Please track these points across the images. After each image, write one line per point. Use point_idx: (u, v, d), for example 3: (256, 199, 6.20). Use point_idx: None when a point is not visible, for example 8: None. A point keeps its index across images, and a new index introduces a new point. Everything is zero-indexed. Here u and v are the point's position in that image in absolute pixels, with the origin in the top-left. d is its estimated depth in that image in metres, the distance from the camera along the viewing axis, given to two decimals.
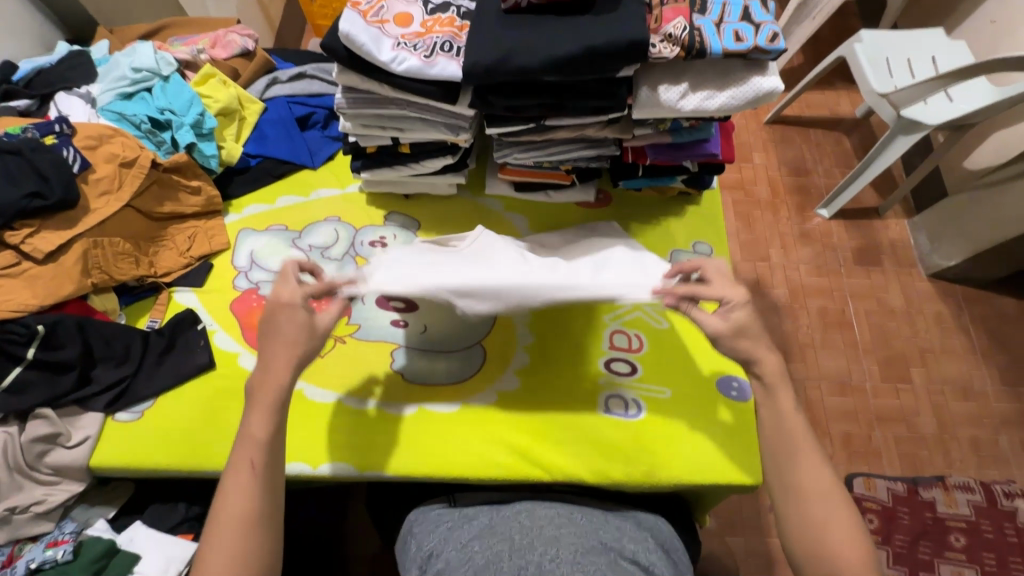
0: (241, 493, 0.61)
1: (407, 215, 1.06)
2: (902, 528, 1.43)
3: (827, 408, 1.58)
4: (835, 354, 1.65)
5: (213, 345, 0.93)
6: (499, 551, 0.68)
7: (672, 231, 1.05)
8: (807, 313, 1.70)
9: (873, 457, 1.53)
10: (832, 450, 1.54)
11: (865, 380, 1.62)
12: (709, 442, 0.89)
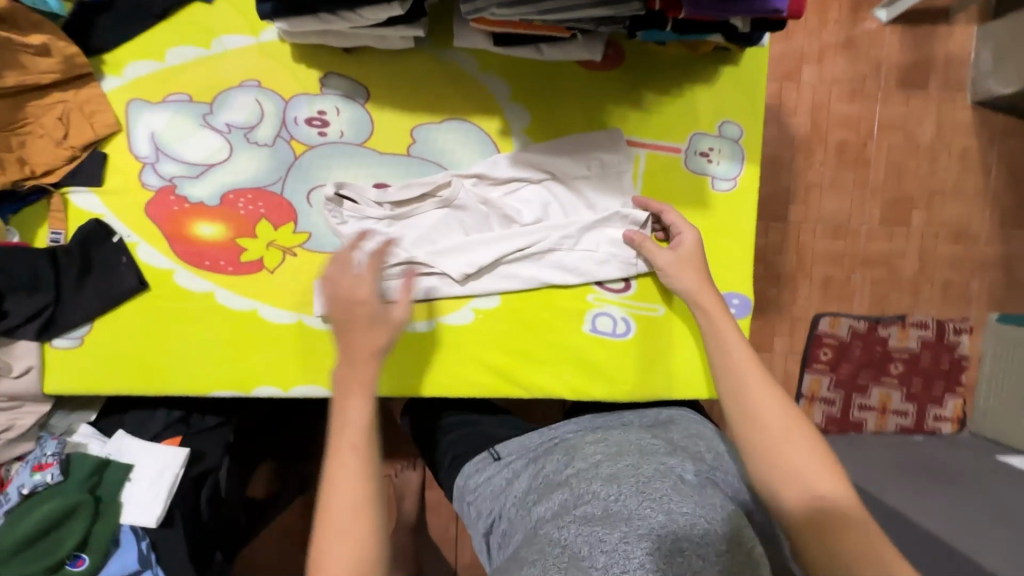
0: (350, 490, 0.58)
1: (350, 79, 0.79)
2: (850, 359, 1.48)
3: (815, 251, 1.49)
4: (841, 196, 1.49)
5: (139, 260, 0.79)
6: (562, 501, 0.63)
7: (697, 104, 0.82)
8: (824, 147, 1.47)
9: (845, 298, 1.51)
10: (807, 292, 1.51)
11: (863, 223, 1.49)
12: (693, 358, 0.86)
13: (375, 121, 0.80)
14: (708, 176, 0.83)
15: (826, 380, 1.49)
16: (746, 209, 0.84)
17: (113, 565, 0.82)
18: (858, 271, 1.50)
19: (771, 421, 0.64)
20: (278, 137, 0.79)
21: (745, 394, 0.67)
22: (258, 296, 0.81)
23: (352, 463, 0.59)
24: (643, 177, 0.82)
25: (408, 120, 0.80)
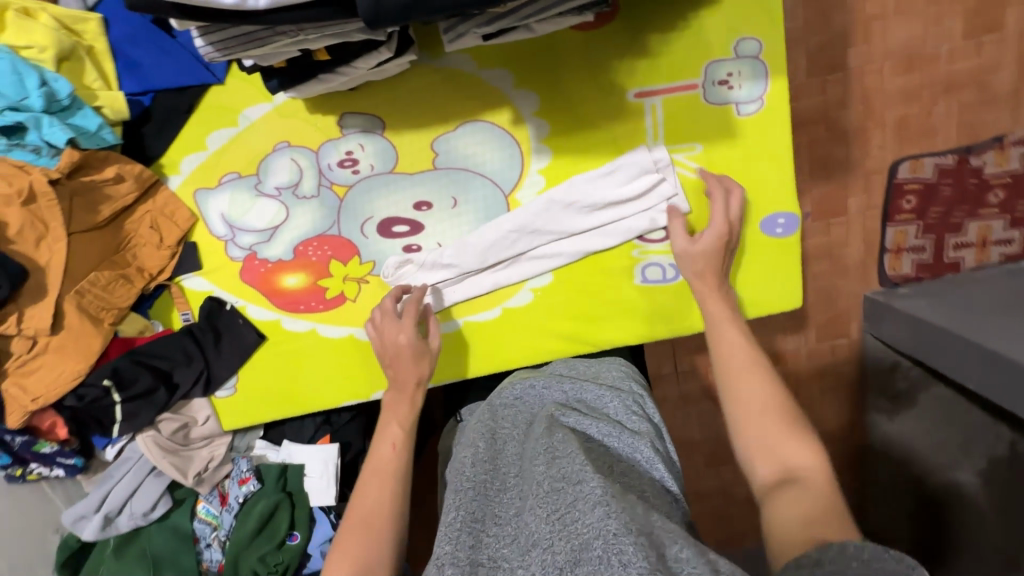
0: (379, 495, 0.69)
1: (364, 113, 0.84)
2: (939, 201, 1.32)
3: (886, 95, 1.27)
4: (912, 19, 1.23)
5: (252, 318, 0.95)
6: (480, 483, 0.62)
7: (707, 32, 0.78)
8: None
9: (927, 137, 1.30)
10: (880, 142, 1.30)
11: (944, 43, 1.24)
12: (749, 282, 0.88)
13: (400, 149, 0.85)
14: (731, 104, 0.80)
15: (913, 229, 1.34)
16: (779, 127, 0.81)
17: (317, 535, 1.08)
18: (940, 102, 1.27)
19: (735, 360, 0.68)
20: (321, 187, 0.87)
21: (730, 368, 0.67)
22: (350, 322, 0.95)
23: (385, 486, 0.70)
24: (662, 124, 0.82)
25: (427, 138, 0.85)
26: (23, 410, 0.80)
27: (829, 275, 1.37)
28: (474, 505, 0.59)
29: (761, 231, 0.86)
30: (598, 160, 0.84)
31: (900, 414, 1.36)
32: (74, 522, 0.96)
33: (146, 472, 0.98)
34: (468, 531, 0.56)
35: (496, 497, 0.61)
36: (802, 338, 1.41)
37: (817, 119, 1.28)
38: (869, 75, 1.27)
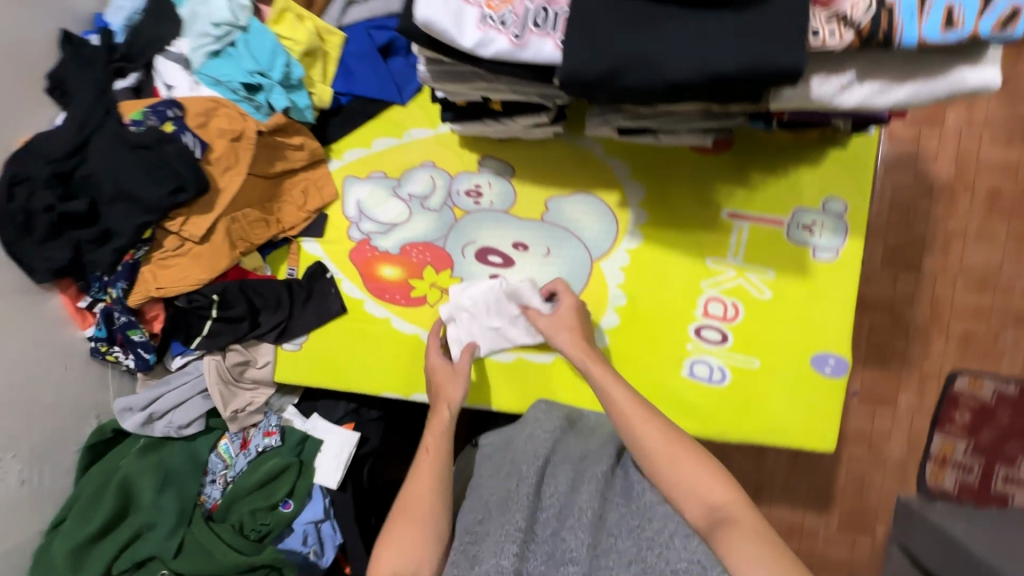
0: (419, 499, 0.78)
1: (501, 159, 1.01)
2: (995, 424, 1.30)
3: (954, 306, 1.39)
4: (989, 248, 1.38)
5: (342, 291, 1.08)
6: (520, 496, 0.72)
7: (803, 185, 0.92)
8: (972, 196, 1.39)
9: (990, 358, 1.39)
10: (942, 349, 1.39)
11: (1016, 279, 1.38)
12: (788, 409, 0.93)
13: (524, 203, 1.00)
14: (809, 247, 0.92)
15: (963, 447, 1.31)
16: (847, 281, 0.91)
17: (307, 511, 1.11)
18: (1008, 329, 1.39)
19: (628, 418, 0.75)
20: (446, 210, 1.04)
21: (646, 408, 0.76)
22: (421, 323, 1.06)
23: (423, 486, 0.79)
24: (745, 244, 0.93)
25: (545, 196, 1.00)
26: (145, 292, 0.94)
27: (863, 463, 1.39)
28: (514, 518, 0.68)
29: (810, 365, 0.92)
30: (678, 256, 0.96)
31: None
32: (120, 411, 1.04)
33: (196, 391, 1.07)
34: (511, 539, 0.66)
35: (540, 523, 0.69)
36: (824, 517, 1.38)
37: (885, 305, 1.39)
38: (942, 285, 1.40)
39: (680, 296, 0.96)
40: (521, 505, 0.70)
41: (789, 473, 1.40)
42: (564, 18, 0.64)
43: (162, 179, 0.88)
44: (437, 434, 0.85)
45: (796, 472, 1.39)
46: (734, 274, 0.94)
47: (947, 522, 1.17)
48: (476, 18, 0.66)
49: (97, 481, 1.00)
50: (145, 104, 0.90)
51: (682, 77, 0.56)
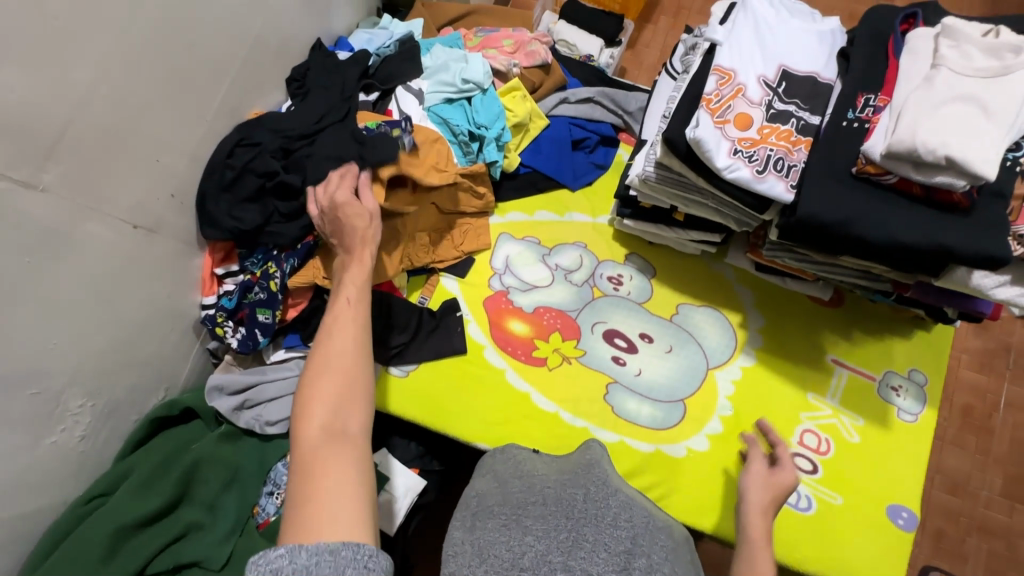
0: (343, 335, 0.75)
1: (644, 259, 1.16)
2: None
3: (931, 500, 1.59)
4: (962, 454, 1.63)
5: (467, 332, 1.11)
6: (557, 528, 0.67)
7: (893, 353, 1.10)
8: (949, 406, 1.68)
9: (959, 559, 1.55)
10: (919, 538, 1.57)
11: (983, 488, 1.60)
12: (863, 551, 0.99)
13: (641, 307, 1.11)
14: (895, 405, 1.07)
15: None
16: (923, 442, 1.04)
17: None
18: (974, 535, 1.56)
19: None
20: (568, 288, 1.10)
21: None
22: (535, 383, 1.08)
23: (349, 336, 0.75)
24: (842, 390, 1.07)
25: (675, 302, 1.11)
26: (311, 277, 0.96)
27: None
28: (583, 532, 0.66)
29: (885, 513, 1.01)
30: (781, 383, 1.08)
31: None
32: (210, 389, 0.98)
33: (293, 389, 1.01)
34: (575, 547, 0.65)
35: (579, 555, 0.64)
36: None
37: None
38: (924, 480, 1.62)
39: (780, 420, 1.07)
40: (589, 522, 0.68)
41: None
42: (797, 171, 0.80)
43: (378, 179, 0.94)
44: (364, 267, 0.84)
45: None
46: (830, 413, 1.07)
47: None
48: (728, 149, 0.81)
49: (163, 456, 0.91)
50: (382, 119, 1.00)
51: (910, 239, 0.74)
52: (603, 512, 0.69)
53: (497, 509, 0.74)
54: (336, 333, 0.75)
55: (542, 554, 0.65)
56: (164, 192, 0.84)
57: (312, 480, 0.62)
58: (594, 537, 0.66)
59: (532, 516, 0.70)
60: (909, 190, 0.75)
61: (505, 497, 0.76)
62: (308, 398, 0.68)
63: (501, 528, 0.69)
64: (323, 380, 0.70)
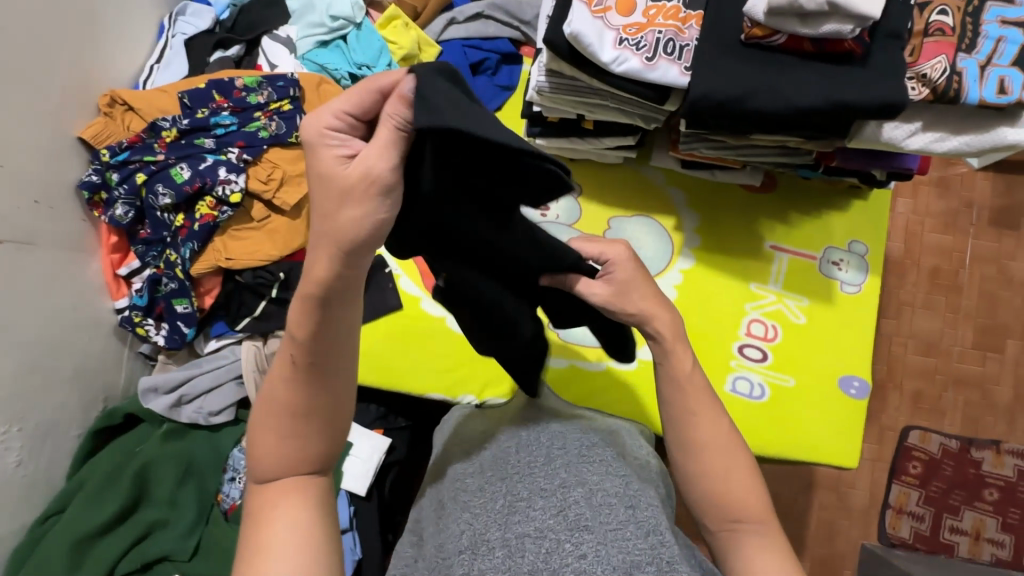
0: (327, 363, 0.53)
1: (568, 178, 1.10)
2: (940, 477, 1.57)
3: (907, 365, 1.62)
4: (934, 315, 1.64)
5: (399, 287, 1.09)
6: (494, 494, 0.68)
7: (831, 227, 1.07)
8: (917, 271, 1.66)
9: (937, 415, 1.61)
10: (898, 403, 1.62)
11: (954, 344, 1.63)
12: (818, 427, 1.01)
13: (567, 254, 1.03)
14: (837, 280, 1.05)
15: (915, 495, 1.57)
16: (869, 310, 1.05)
17: (332, 519, 1.04)
18: (950, 389, 1.61)
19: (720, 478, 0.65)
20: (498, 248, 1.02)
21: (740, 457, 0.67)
22: None
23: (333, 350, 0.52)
24: (784, 274, 1.06)
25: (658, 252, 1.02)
26: (213, 261, 0.90)
27: (834, 511, 1.56)
28: (517, 489, 0.67)
29: (837, 385, 1.02)
30: (723, 278, 1.07)
31: None
32: (144, 391, 0.96)
33: (231, 376, 1.00)
34: (512, 512, 0.64)
35: (518, 512, 0.64)
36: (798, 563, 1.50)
37: None
38: (897, 347, 1.64)
39: (725, 315, 1.05)
40: (523, 477, 0.69)
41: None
42: (689, 51, 0.74)
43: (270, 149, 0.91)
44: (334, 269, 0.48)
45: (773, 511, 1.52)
46: (774, 299, 1.05)
47: (913, 570, 1.37)
48: (613, 39, 0.74)
49: (110, 466, 0.90)
50: (259, 73, 0.92)
51: (808, 102, 0.69)
52: (537, 458, 0.72)
53: (447, 500, 0.72)
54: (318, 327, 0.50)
55: (479, 532, 0.64)
56: (26, 198, 0.78)
57: (262, 521, 0.53)
58: (530, 489, 0.67)
59: (469, 490, 0.70)
60: (800, 48, 0.69)
61: (451, 470, 0.78)
62: (271, 403, 0.54)
63: (446, 523, 0.68)
64: (271, 416, 0.54)
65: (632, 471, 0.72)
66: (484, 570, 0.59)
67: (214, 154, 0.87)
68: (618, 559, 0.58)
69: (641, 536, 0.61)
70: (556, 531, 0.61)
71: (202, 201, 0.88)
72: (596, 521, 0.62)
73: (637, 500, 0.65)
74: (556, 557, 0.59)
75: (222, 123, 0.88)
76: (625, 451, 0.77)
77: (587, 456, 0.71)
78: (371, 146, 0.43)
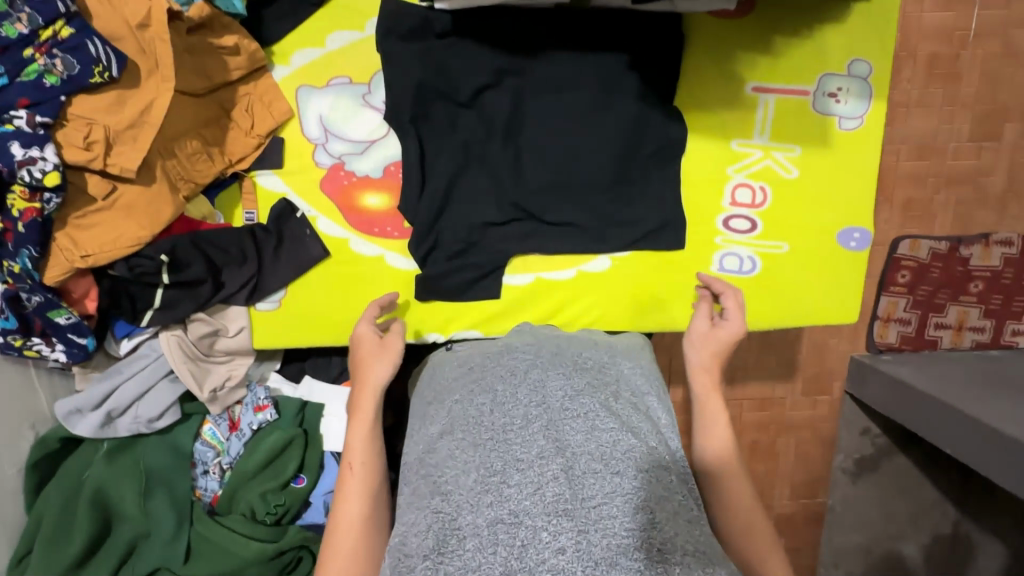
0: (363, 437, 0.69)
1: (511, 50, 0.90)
2: (928, 281, 1.46)
3: (898, 172, 1.43)
4: (930, 113, 1.41)
5: (319, 231, 0.89)
6: (462, 466, 0.53)
7: (828, 50, 0.86)
8: (913, 62, 1.38)
9: (926, 219, 1.46)
10: (887, 215, 1.46)
11: (951, 139, 1.42)
12: (818, 289, 0.91)
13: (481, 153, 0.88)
14: (835, 116, 0.87)
15: (903, 302, 1.48)
16: (872, 145, 0.88)
17: (325, 481, 0.96)
18: (943, 190, 1.44)
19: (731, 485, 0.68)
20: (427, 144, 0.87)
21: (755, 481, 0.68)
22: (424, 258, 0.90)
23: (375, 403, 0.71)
24: (771, 121, 0.87)
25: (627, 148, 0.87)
26: (68, 263, 0.72)
27: (823, 333, 1.49)
28: (486, 457, 0.53)
29: (837, 241, 0.90)
30: (702, 138, 0.88)
31: (863, 479, 1.52)
32: (67, 416, 0.85)
33: (161, 375, 0.89)
34: (484, 491, 0.50)
35: (490, 492, 0.50)
36: (790, 387, 1.51)
37: None
38: (888, 155, 1.44)
39: (705, 184, 0.89)
40: (495, 442, 0.54)
41: (758, 354, 1.49)
42: None
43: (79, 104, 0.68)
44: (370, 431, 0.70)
45: (766, 348, 1.48)
46: (760, 156, 0.88)
47: (904, 376, 1.36)
48: None
49: (62, 494, 0.83)
50: None
51: None
52: (513, 417, 0.56)
53: (410, 475, 0.60)
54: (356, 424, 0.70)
55: (448, 518, 0.50)
56: None
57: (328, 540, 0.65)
58: (503, 459, 0.52)
59: (439, 463, 0.55)
60: None
61: (418, 434, 0.64)
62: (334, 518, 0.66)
63: (411, 504, 0.55)
64: (332, 546, 0.64)
65: (624, 419, 0.57)
66: (451, 572, 0.47)
67: None
68: (601, 548, 0.47)
69: (628, 515, 0.49)
70: (534, 516, 0.48)
71: (11, 192, 0.66)
72: (578, 502, 0.49)
73: (627, 467, 0.52)
74: (531, 552, 0.47)
75: None
76: (618, 392, 0.62)
77: (568, 408, 0.56)
78: (381, 358, 0.74)
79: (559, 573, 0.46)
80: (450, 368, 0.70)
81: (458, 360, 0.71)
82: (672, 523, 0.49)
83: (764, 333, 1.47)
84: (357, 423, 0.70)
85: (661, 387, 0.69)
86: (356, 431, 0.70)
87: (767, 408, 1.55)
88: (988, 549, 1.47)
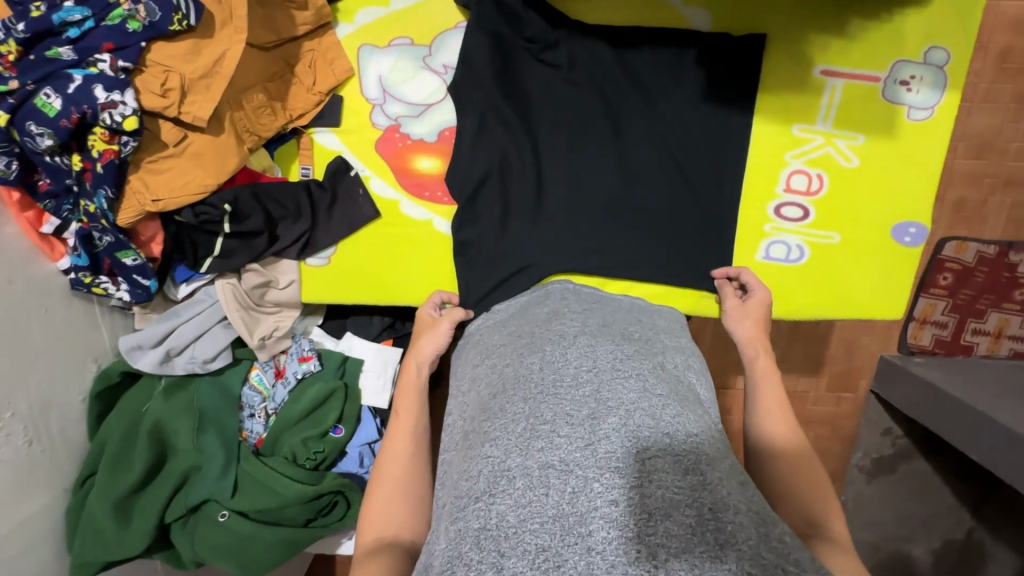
0: (409, 405, 0.73)
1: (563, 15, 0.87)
2: (971, 285, 1.42)
3: (953, 171, 1.38)
4: (994, 110, 1.34)
5: (372, 192, 0.90)
6: (513, 418, 0.55)
7: (904, 35, 0.83)
8: (984, 55, 1.31)
9: (978, 221, 1.41)
10: (935, 214, 1.41)
11: (1014, 139, 1.36)
12: (865, 284, 0.90)
13: (534, 122, 0.88)
14: (904, 105, 0.85)
15: (942, 305, 1.45)
16: (940, 139, 0.85)
17: (361, 434, 1.00)
18: (998, 193, 1.38)
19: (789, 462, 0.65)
20: (484, 113, 0.86)
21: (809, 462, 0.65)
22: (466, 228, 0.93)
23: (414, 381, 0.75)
24: (837, 106, 0.85)
25: (680, 130, 0.87)
26: (140, 207, 0.75)
27: (855, 329, 1.47)
28: (537, 410, 0.54)
29: (891, 235, 0.88)
30: (761, 121, 0.86)
31: (878, 478, 1.53)
32: (129, 351, 0.89)
33: (215, 320, 0.93)
34: (535, 439, 0.52)
35: (540, 441, 0.51)
36: (814, 381, 1.50)
37: None
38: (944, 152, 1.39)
39: (761, 169, 0.88)
40: (547, 396, 0.55)
41: (785, 347, 1.48)
42: None
43: (155, 51, 0.70)
44: (413, 396, 0.74)
45: (794, 341, 1.47)
46: (820, 143, 0.87)
47: (935, 379, 1.35)
48: None
49: (122, 428, 0.88)
50: None
51: None
52: (563, 375, 0.57)
53: (462, 429, 0.62)
54: (402, 399, 0.74)
55: (499, 464, 0.52)
56: None
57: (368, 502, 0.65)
58: (554, 412, 0.53)
59: (491, 417, 0.57)
60: None
61: (468, 393, 0.66)
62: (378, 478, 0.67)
63: (463, 455, 0.57)
64: (379, 486, 0.66)
65: (671, 391, 0.58)
66: (504, 510, 0.48)
67: (79, 68, 0.66)
68: (653, 500, 0.47)
69: (677, 473, 0.49)
70: (584, 467, 0.49)
71: (92, 134, 0.69)
72: (629, 457, 0.50)
73: (677, 431, 0.52)
74: (583, 499, 0.47)
75: (73, 20, 0.65)
76: (664, 364, 0.62)
77: (616, 374, 0.57)
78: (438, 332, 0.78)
79: (612, 523, 0.46)
80: (497, 332, 0.72)
81: (504, 323, 0.73)
82: (724, 485, 0.49)
83: (793, 325, 1.46)
84: (405, 392, 0.74)
85: (700, 364, 0.70)
86: (404, 402, 0.73)
87: (790, 399, 1.55)
88: (1000, 557, 1.46)
